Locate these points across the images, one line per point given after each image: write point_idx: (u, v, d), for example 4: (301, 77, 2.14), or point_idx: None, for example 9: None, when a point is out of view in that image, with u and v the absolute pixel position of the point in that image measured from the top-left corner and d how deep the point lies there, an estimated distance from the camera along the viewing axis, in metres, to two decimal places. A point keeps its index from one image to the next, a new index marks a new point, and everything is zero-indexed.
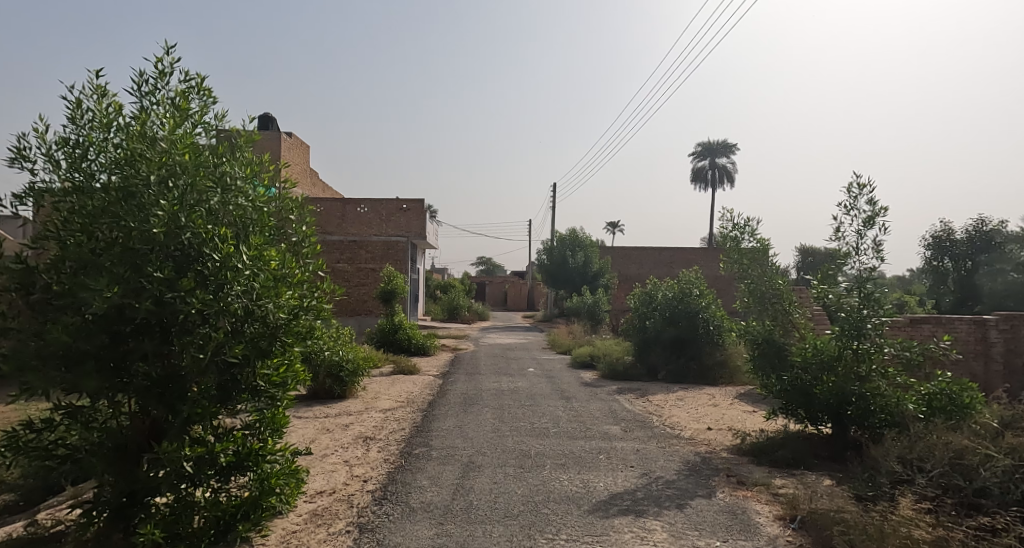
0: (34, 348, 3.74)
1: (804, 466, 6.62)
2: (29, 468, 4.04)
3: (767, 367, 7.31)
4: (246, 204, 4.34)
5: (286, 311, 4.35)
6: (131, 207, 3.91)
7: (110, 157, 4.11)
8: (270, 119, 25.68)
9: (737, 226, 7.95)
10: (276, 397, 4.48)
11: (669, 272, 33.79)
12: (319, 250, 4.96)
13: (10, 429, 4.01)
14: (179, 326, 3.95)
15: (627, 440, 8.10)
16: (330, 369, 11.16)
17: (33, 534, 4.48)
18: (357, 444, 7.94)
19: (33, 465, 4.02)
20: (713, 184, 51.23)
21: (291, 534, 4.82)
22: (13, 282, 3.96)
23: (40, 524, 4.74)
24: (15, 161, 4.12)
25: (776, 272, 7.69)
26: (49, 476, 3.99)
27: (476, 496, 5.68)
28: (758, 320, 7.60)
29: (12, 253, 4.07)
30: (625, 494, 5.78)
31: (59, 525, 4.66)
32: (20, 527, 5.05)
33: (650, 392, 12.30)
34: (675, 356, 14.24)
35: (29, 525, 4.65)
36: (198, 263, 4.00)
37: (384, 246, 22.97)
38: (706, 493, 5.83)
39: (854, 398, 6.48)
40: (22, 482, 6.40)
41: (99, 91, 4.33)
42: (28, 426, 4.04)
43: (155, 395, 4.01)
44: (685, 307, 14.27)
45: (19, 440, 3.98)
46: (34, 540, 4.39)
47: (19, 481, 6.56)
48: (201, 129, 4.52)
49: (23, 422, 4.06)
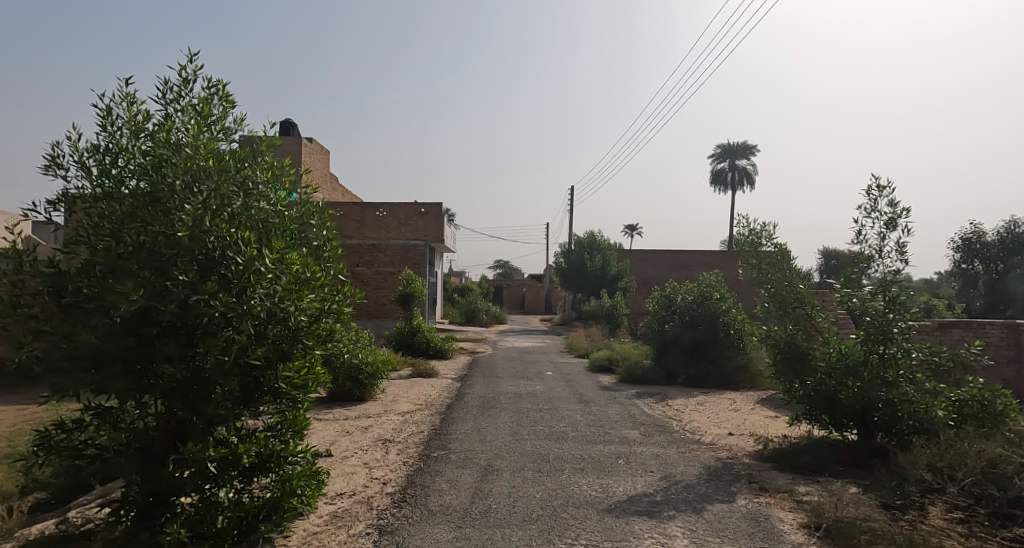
0: (63, 350, 3.82)
1: (828, 473, 6.52)
2: (62, 468, 4.14)
3: (789, 371, 7.20)
4: (268, 208, 4.42)
5: (307, 314, 4.36)
6: (157, 212, 3.98)
7: (139, 162, 4.18)
8: (292, 124, 26.07)
9: (753, 230, 7.85)
10: (298, 398, 4.49)
11: (688, 274, 33.58)
12: (341, 253, 5.02)
13: (42, 429, 4.10)
14: (203, 329, 4.01)
15: (646, 445, 8.04)
16: (350, 372, 11.27)
17: (64, 532, 4.58)
18: (377, 446, 7.97)
19: (65, 465, 4.13)
20: (733, 185, 50.70)
21: (312, 535, 4.87)
22: (43, 285, 4.02)
23: (71, 522, 4.81)
24: (49, 168, 4.21)
25: (796, 277, 7.59)
26: (79, 476, 4.10)
27: (495, 499, 5.67)
28: (780, 325, 7.50)
29: (44, 258, 4.14)
30: (643, 498, 5.76)
31: (87, 524, 4.71)
32: (51, 525, 5.14)
33: (670, 396, 12.21)
34: (694, 360, 14.12)
35: (59, 523, 4.73)
36: (222, 267, 4.05)
37: (401, 250, 23.04)
38: (726, 499, 5.76)
39: (880, 404, 6.33)
40: (53, 481, 6.57)
41: (126, 98, 4.40)
42: (60, 426, 4.15)
43: (180, 396, 4.07)
44: (704, 310, 14.15)
45: (50, 440, 4.08)
46: (64, 538, 4.48)
47: (50, 480, 6.76)
48: (223, 135, 4.59)
49: (55, 422, 4.16)
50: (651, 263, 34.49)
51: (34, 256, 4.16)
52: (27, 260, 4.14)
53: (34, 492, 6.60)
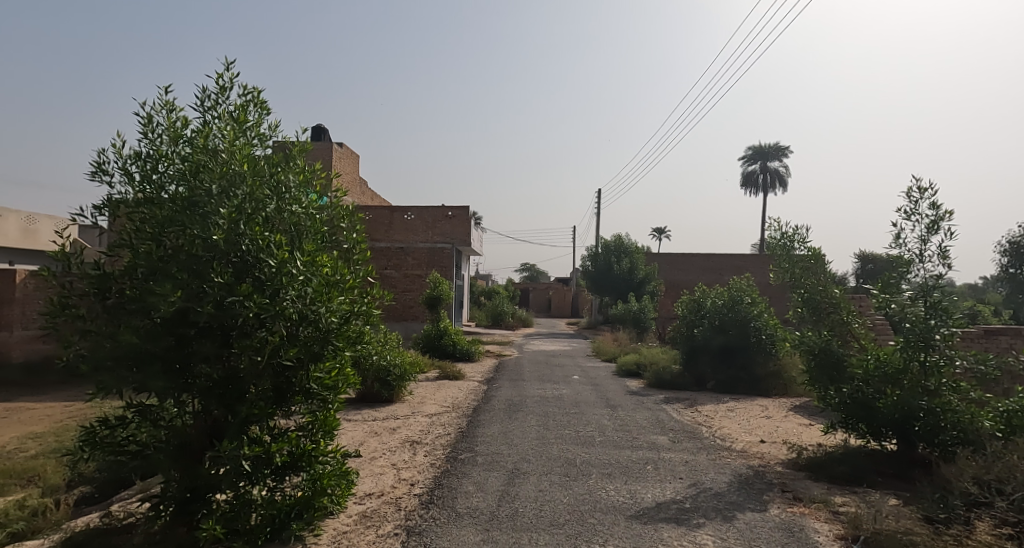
0: (108, 349, 3.95)
1: (866, 484, 6.34)
2: (106, 462, 4.27)
3: (825, 378, 7.07)
4: (300, 211, 4.49)
5: (338, 315, 4.40)
6: (195, 216, 4.07)
7: (178, 168, 4.28)
8: (323, 129, 26.48)
9: (786, 233, 7.70)
10: (328, 399, 4.54)
11: (718, 279, 33.11)
12: (370, 255, 5.06)
13: (86, 424, 4.22)
14: (238, 329, 4.08)
15: (675, 451, 7.93)
16: (378, 373, 11.36)
17: (108, 525, 4.72)
18: (405, 448, 8.01)
19: (109, 459, 4.25)
20: (765, 189, 49.87)
21: (341, 534, 4.89)
22: (90, 287, 4.14)
23: (114, 515, 4.95)
24: (94, 174, 4.34)
25: (830, 282, 7.41)
26: (122, 470, 4.22)
27: (521, 503, 5.64)
28: (813, 330, 7.33)
29: (91, 261, 4.27)
30: (671, 504, 5.69)
31: (130, 517, 4.85)
32: (95, 518, 5.30)
33: (699, 402, 12.04)
34: (724, 366, 13.88)
35: (104, 516, 4.87)
36: (256, 269, 4.10)
37: (429, 253, 23.20)
38: (758, 507, 5.65)
39: (922, 414, 6.14)
40: (98, 475, 6.78)
41: (166, 106, 4.52)
42: (104, 422, 4.25)
43: (216, 396, 4.17)
44: (735, 315, 13.90)
45: (95, 436, 4.19)
46: (108, 530, 4.63)
47: (95, 475, 6.97)
48: (257, 141, 4.67)
49: (99, 418, 4.27)
50: (680, 267, 34.07)
51: (81, 258, 4.30)
52: (75, 262, 4.26)
53: (79, 486, 6.81)
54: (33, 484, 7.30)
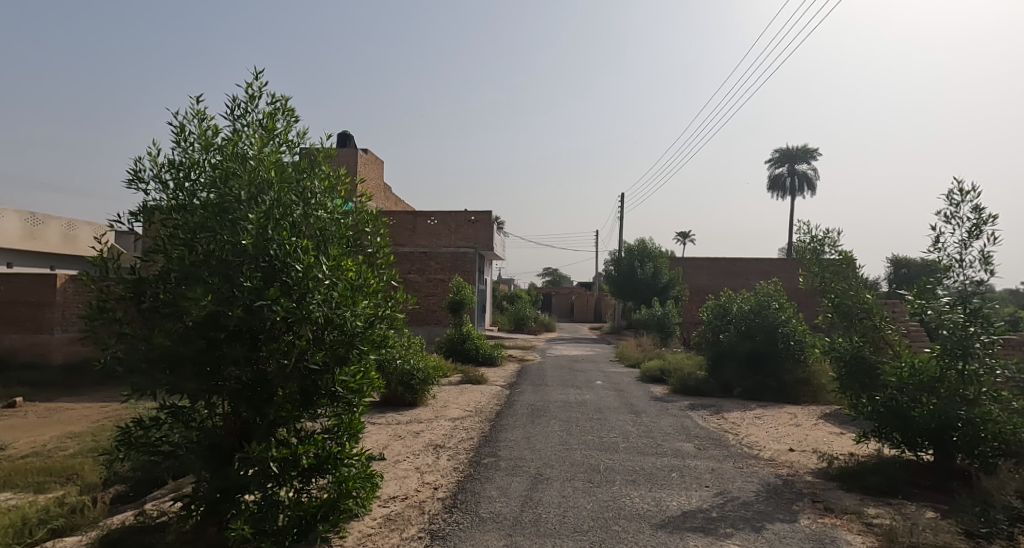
0: (142, 352, 4.04)
1: (902, 495, 6.17)
2: (141, 462, 4.34)
3: (856, 386, 6.97)
4: (326, 216, 4.52)
5: (362, 319, 4.41)
6: (225, 222, 4.12)
7: (209, 175, 4.34)
8: (348, 135, 26.78)
9: (816, 237, 7.55)
10: (352, 403, 4.55)
11: (744, 284, 32.66)
12: (394, 260, 5.07)
13: (122, 424, 4.31)
14: (266, 333, 4.13)
15: (701, 459, 7.80)
16: (402, 377, 11.41)
17: (141, 524, 4.79)
18: (428, 451, 8.02)
19: (143, 458, 4.33)
20: (793, 192, 49.12)
21: (366, 537, 4.90)
22: (126, 291, 4.23)
23: (147, 514, 5.03)
24: (130, 182, 4.43)
25: (862, 286, 7.22)
26: (156, 469, 4.28)
27: (545, 508, 5.60)
28: (845, 336, 7.19)
29: (127, 265, 4.36)
30: (698, 513, 5.59)
31: (162, 516, 4.92)
32: (129, 516, 5.39)
33: (725, 409, 11.85)
34: (751, 373, 13.65)
35: (137, 514, 4.95)
36: (284, 274, 4.14)
37: (452, 258, 23.29)
38: (787, 518, 5.52)
39: (960, 424, 5.96)
40: (132, 475, 6.90)
41: (198, 115, 4.59)
42: (139, 423, 4.33)
43: (245, 398, 4.21)
44: (762, 320, 13.65)
45: (131, 436, 4.28)
46: (141, 528, 4.69)
47: (129, 474, 7.10)
48: (285, 148, 4.72)
49: (134, 419, 4.35)
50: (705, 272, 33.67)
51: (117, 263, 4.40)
52: (111, 267, 4.36)
53: (114, 485, 6.94)
54: (71, 482, 7.48)
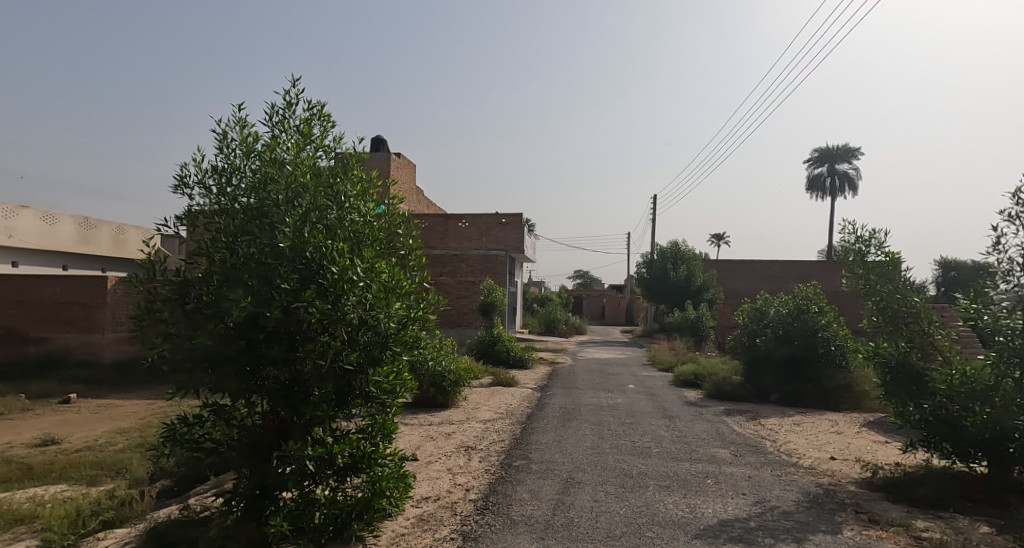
0: (186, 351, 4.12)
1: (953, 508, 5.91)
2: (184, 458, 4.43)
3: (902, 393, 6.63)
4: (360, 219, 4.53)
5: (396, 320, 4.40)
6: (264, 226, 4.16)
7: (249, 180, 4.40)
8: (381, 140, 27.08)
9: (861, 238, 7.30)
10: (386, 403, 4.54)
11: (782, 286, 31.94)
12: (426, 262, 5.06)
13: (167, 421, 4.40)
14: (303, 334, 4.16)
15: (737, 466, 7.61)
16: (434, 378, 11.44)
17: (187, 517, 4.88)
18: (460, 453, 8.01)
19: (187, 455, 4.40)
20: (833, 193, 47.95)
21: (399, 536, 4.90)
22: (172, 292, 4.32)
23: (192, 508, 5.13)
24: (176, 188, 4.52)
25: (909, 289, 6.97)
26: (199, 466, 4.36)
27: (577, 513, 5.53)
28: (890, 342, 6.92)
29: (173, 267, 4.45)
30: (735, 522, 5.44)
31: (206, 511, 5.01)
32: (174, 510, 5.51)
33: (762, 415, 11.58)
34: (789, 378, 13.35)
35: (183, 508, 5.05)
36: (319, 276, 4.16)
37: (483, 260, 23.34)
38: (830, 529, 5.32)
39: (1016, 435, 5.70)
40: (176, 470, 7.04)
41: (239, 122, 4.66)
42: (184, 420, 4.42)
43: (283, 397, 4.25)
44: (801, 325, 13.28)
45: (176, 433, 4.35)
46: (186, 522, 4.78)
47: (174, 469, 7.25)
48: (322, 153, 4.76)
49: (179, 416, 4.43)
50: (740, 275, 33.03)
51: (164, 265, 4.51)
52: (158, 269, 4.44)
53: (160, 480, 7.10)
54: (121, 476, 7.69)
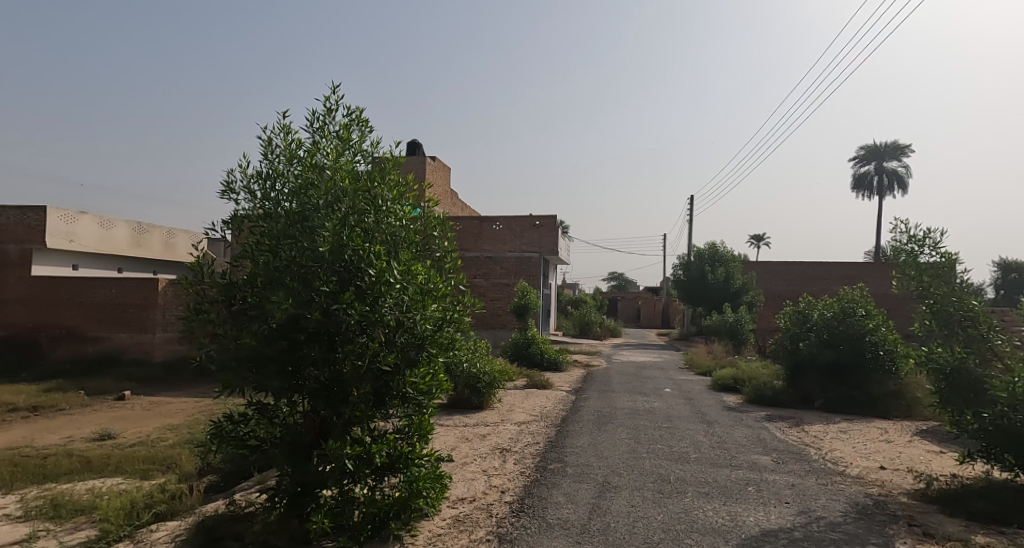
0: (232, 352, 4.17)
1: (1016, 524, 5.57)
2: (230, 454, 4.48)
3: (958, 402, 6.35)
4: (396, 223, 4.51)
5: (432, 322, 4.35)
6: (305, 229, 4.18)
7: (291, 184, 4.42)
8: (417, 143, 27.29)
9: (913, 238, 6.95)
10: (422, 404, 4.50)
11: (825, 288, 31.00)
12: (461, 264, 5.01)
13: (214, 419, 4.45)
14: (341, 335, 4.15)
15: (780, 473, 7.36)
16: (468, 380, 11.42)
17: (233, 513, 4.91)
18: (495, 454, 7.96)
19: (233, 451, 4.45)
20: (880, 192, 46.45)
21: (437, 536, 4.86)
22: (218, 294, 4.38)
23: (239, 504, 5.16)
24: (223, 193, 4.58)
25: (965, 291, 6.64)
26: (244, 462, 4.39)
27: (613, 517, 5.41)
28: (944, 347, 6.57)
29: (221, 269, 4.52)
30: (779, 532, 5.23)
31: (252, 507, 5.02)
32: (220, 505, 5.58)
33: (806, 422, 11.22)
34: (834, 384, 12.93)
35: (230, 503, 5.09)
36: (358, 278, 4.16)
37: (517, 262, 23.28)
38: (880, 542, 5.08)
39: None
40: (221, 466, 7.15)
41: (283, 129, 4.71)
42: (230, 417, 4.46)
43: (323, 397, 4.25)
44: (847, 328, 12.84)
45: (222, 430, 4.40)
46: (232, 517, 4.83)
47: (219, 465, 7.38)
48: (360, 157, 4.76)
49: (225, 414, 4.47)
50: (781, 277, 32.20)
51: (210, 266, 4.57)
52: (206, 271, 4.51)
53: (207, 475, 7.23)
54: (170, 471, 7.88)
